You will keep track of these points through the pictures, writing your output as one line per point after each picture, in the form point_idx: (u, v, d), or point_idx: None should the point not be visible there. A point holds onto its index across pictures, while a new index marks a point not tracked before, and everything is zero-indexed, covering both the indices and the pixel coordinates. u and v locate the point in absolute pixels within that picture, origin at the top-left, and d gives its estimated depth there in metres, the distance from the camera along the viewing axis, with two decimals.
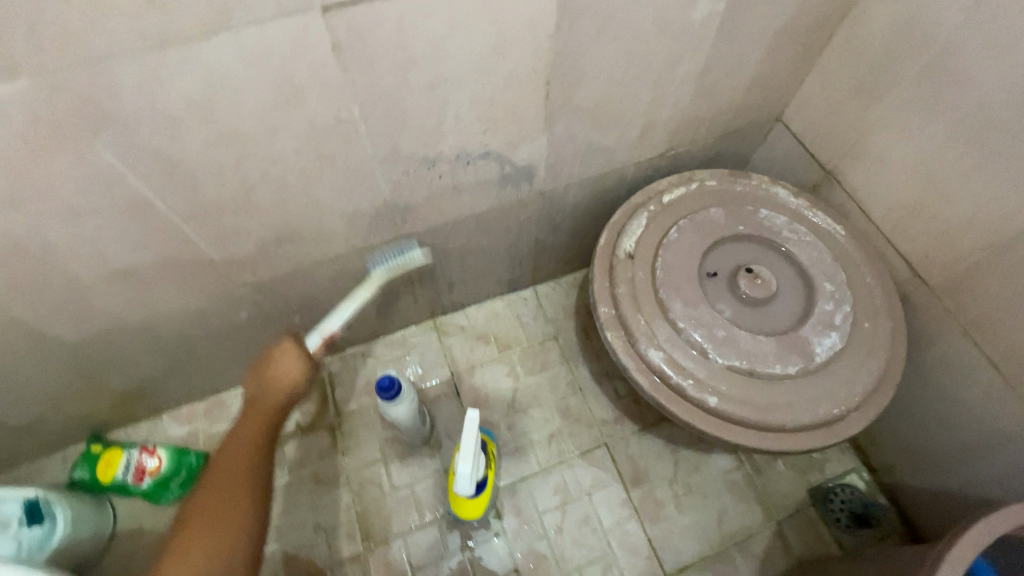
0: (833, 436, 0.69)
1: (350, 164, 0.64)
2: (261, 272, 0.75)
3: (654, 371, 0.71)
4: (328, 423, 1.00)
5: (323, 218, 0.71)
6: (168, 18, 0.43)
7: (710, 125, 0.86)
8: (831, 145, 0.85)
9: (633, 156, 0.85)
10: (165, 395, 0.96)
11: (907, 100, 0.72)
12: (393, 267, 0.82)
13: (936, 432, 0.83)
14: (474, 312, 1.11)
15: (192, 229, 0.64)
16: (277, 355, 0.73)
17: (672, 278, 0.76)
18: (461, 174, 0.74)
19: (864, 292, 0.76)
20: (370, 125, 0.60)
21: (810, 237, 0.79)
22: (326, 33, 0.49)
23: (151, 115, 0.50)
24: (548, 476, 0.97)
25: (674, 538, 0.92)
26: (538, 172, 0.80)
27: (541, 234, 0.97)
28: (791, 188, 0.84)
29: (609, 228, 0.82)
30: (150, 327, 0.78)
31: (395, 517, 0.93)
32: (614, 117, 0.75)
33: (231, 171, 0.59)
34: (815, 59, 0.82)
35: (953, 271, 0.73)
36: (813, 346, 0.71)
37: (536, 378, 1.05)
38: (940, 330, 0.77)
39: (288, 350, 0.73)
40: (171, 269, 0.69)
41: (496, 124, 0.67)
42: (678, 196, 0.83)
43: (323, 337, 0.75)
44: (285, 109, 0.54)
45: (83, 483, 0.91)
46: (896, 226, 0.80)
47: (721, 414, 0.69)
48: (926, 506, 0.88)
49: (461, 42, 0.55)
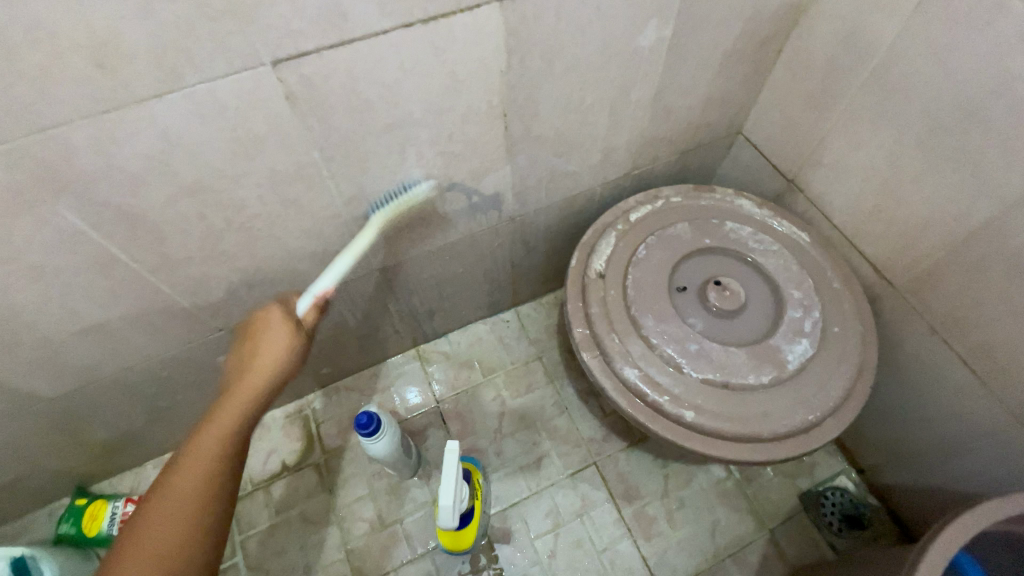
0: (811, 443, 0.70)
1: (316, 205, 0.65)
2: (235, 315, 0.76)
3: (630, 388, 0.72)
4: (315, 461, 1.00)
5: (294, 259, 0.72)
6: (121, 82, 0.45)
7: (672, 143, 0.88)
8: (790, 155, 0.88)
9: (599, 177, 0.87)
10: (148, 443, 0.95)
11: (855, 109, 0.75)
12: (392, 209, 0.70)
13: (917, 429, 0.83)
14: (457, 338, 1.12)
15: (162, 279, 0.65)
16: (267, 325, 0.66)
17: (643, 295, 0.77)
18: (428, 207, 0.75)
19: (832, 296, 0.77)
20: (333, 167, 0.62)
21: (775, 246, 0.81)
22: (279, 86, 0.51)
23: (111, 174, 0.51)
24: (539, 500, 0.96)
25: (669, 554, 0.92)
26: (506, 199, 0.81)
27: (516, 257, 0.98)
28: (755, 199, 0.86)
29: (579, 249, 0.83)
30: (127, 378, 0.78)
31: (386, 553, 0.92)
32: (575, 143, 0.77)
33: (196, 222, 0.60)
34: (767, 74, 0.85)
35: (915, 272, 0.75)
36: (785, 355, 0.72)
37: (522, 400, 1.05)
38: (909, 330, 0.78)
39: (278, 319, 0.66)
40: (143, 320, 0.69)
41: (459, 157, 0.69)
42: (645, 214, 0.84)
43: (315, 299, 0.67)
44: (245, 159, 0.56)
45: (66, 539, 0.89)
46: (857, 230, 0.82)
47: (700, 428, 0.69)
48: (915, 504, 0.88)
49: (415, 84, 0.57)
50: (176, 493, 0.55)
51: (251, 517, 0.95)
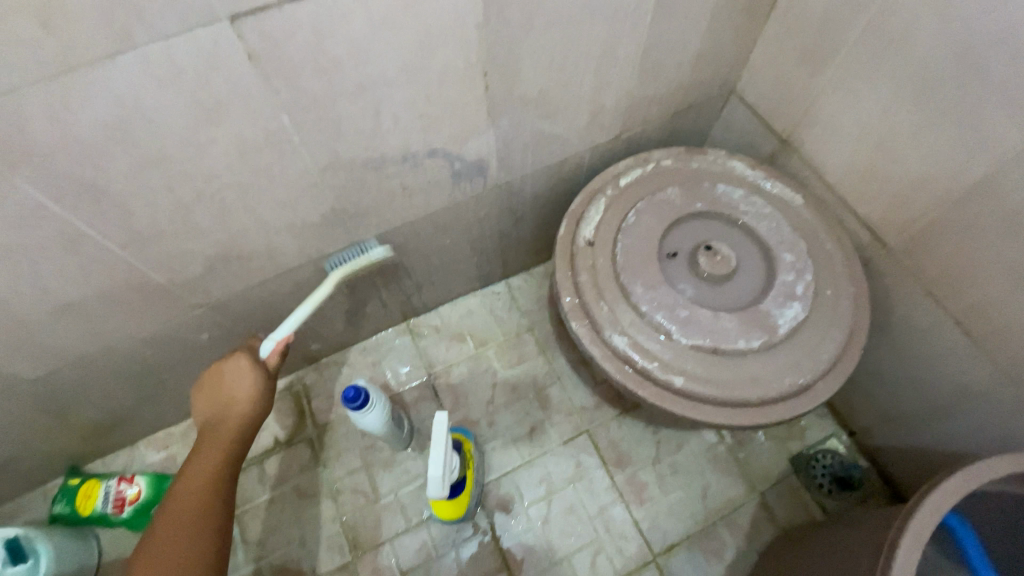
0: (802, 406, 0.69)
1: (290, 174, 0.63)
2: (215, 291, 0.74)
3: (619, 357, 0.71)
4: (308, 435, 1.00)
5: (271, 231, 0.70)
6: (68, 43, 0.42)
7: (662, 104, 0.85)
8: (784, 114, 0.85)
9: (586, 141, 0.84)
10: (138, 423, 0.95)
11: (851, 63, 0.72)
12: (350, 266, 0.79)
13: (907, 390, 0.83)
14: (448, 311, 1.11)
15: (134, 254, 0.63)
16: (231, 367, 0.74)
17: (632, 262, 0.75)
18: (409, 175, 0.72)
19: (824, 259, 0.76)
20: (304, 133, 0.59)
21: (768, 208, 0.79)
22: (240, 45, 0.48)
23: (68, 144, 0.48)
24: (532, 468, 0.97)
25: (661, 518, 0.93)
26: (490, 166, 0.79)
27: (504, 227, 0.96)
28: (747, 161, 0.84)
29: (568, 217, 0.81)
30: (110, 358, 0.76)
31: (382, 524, 0.93)
32: (560, 104, 0.74)
33: (164, 194, 0.58)
34: (760, 29, 0.81)
35: (910, 231, 0.73)
36: (776, 319, 0.71)
37: (513, 371, 1.05)
38: (903, 290, 0.77)
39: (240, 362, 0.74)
40: (119, 298, 0.67)
41: (438, 121, 0.66)
42: (635, 178, 0.82)
43: (277, 344, 0.74)
44: (210, 125, 0.53)
45: (62, 518, 0.90)
46: (852, 191, 0.79)
47: (689, 393, 0.69)
48: (905, 464, 0.88)
49: (386, 42, 0.54)
50: (173, 519, 0.63)
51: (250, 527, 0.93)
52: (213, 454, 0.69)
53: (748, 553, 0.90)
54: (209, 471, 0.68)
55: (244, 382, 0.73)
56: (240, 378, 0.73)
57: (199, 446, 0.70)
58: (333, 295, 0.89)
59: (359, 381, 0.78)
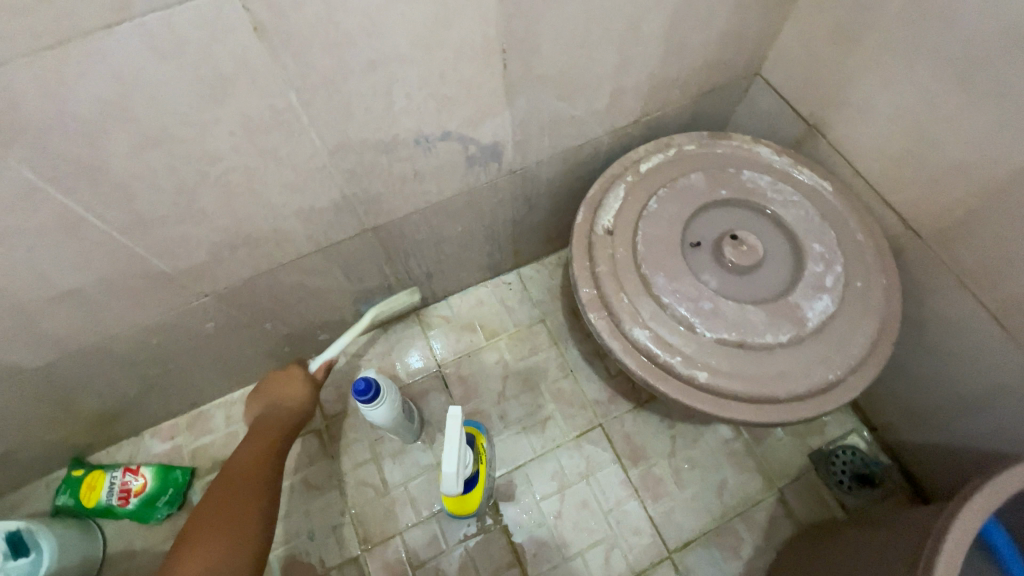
0: (830, 403, 0.66)
1: (297, 157, 0.60)
2: (219, 279, 0.72)
3: (640, 350, 0.68)
4: (316, 427, 0.98)
5: (277, 217, 0.67)
6: (59, 11, 0.39)
7: (684, 86, 0.81)
8: (812, 97, 0.81)
9: (605, 125, 0.80)
10: (143, 413, 0.93)
11: (888, 42, 0.68)
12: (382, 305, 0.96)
13: (935, 387, 0.80)
14: (458, 301, 1.08)
15: (135, 241, 0.60)
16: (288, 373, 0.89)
17: (653, 252, 0.72)
18: (421, 159, 0.69)
19: (854, 249, 0.72)
20: (312, 113, 0.56)
21: (796, 196, 0.75)
22: (244, 16, 0.44)
23: (62, 122, 0.45)
24: (544, 462, 0.95)
25: (676, 514, 0.91)
26: (505, 150, 0.75)
27: (518, 215, 0.93)
28: (774, 146, 0.80)
29: (586, 205, 0.78)
30: (112, 348, 0.74)
31: (392, 517, 0.91)
32: (580, 85, 0.70)
33: (166, 176, 0.55)
34: (790, 6, 0.77)
35: (946, 221, 0.70)
36: (805, 312, 0.68)
37: (525, 363, 1.02)
38: (936, 283, 0.74)
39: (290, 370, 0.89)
40: (121, 286, 0.65)
41: (452, 102, 0.63)
42: (656, 164, 0.79)
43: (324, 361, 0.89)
44: (213, 103, 0.50)
45: (67, 510, 0.89)
46: (884, 178, 0.76)
47: (713, 389, 0.66)
48: (929, 462, 0.86)
49: (400, 14, 0.50)
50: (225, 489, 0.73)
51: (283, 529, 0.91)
52: (265, 440, 0.81)
53: (766, 550, 0.88)
54: (262, 450, 0.79)
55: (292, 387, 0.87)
56: (288, 386, 0.87)
57: (252, 436, 0.82)
58: (341, 284, 0.86)
59: (369, 373, 0.76)
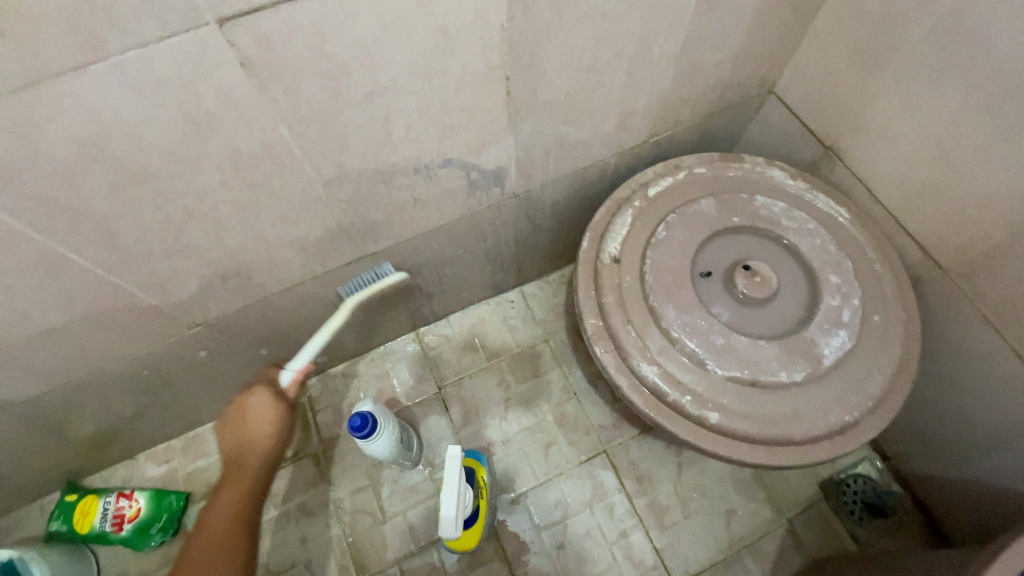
0: (846, 446, 0.63)
1: (290, 189, 0.57)
2: (211, 309, 0.69)
3: (648, 388, 0.65)
4: (312, 450, 0.96)
5: (272, 247, 0.64)
6: (27, 51, 0.36)
7: (696, 106, 0.78)
8: (829, 118, 0.78)
9: (613, 146, 0.77)
10: (137, 436, 0.91)
11: (911, 66, 0.64)
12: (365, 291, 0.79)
13: (953, 421, 0.77)
14: (458, 320, 1.05)
15: (121, 276, 0.57)
16: (251, 405, 0.77)
17: (663, 283, 0.69)
18: (421, 186, 0.66)
19: (873, 281, 0.69)
20: (305, 145, 0.53)
21: (811, 223, 0.72)
22: (229, 51, 0.42)
23: (37, 164, 0.43)
24: (547, 489, 0.93)
25: (681, 545, 0.88)
26: (508, 174, 0.72)
27: (521, 236, 0.90)
28: (788, 169, 0.77)
29: (591, 230, 0.75)
30: (102, 378, 0.72)
31: (390, 546, 0.89)
32: (587, 108, 0.67)
33: (151, 212, 0.52)
34: (808, 23, 0.73)
35: (969, 255, 0.67)
36: (820, 349, 0.65)
37: (527, 385, 1.00)
38: (956, 317, 0.71)
39: (258, 399, 0.77)
40: (109, 319, 0.62)
41: (453, 129, 0.60)
42: (665, 187, 0.76)
43: (295, 374, 0.77)
44: (199, 139, 0.47)
45: (59, 536, 0.87)
46: (904, 205, 0.73)
47: (724, 430, 0.63)
48: (944, 496, 0.83)
49: (398, 45, 0.47)
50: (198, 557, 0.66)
51: (278, 556, 0.89)
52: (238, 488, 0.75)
53: None
54: (238, 500, 0.74)
55: (263, 416, 0.77)
56: (257, 413, 0.77)
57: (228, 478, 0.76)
58: (339, 308, 0.83)
59: (365, 406, 0.74)
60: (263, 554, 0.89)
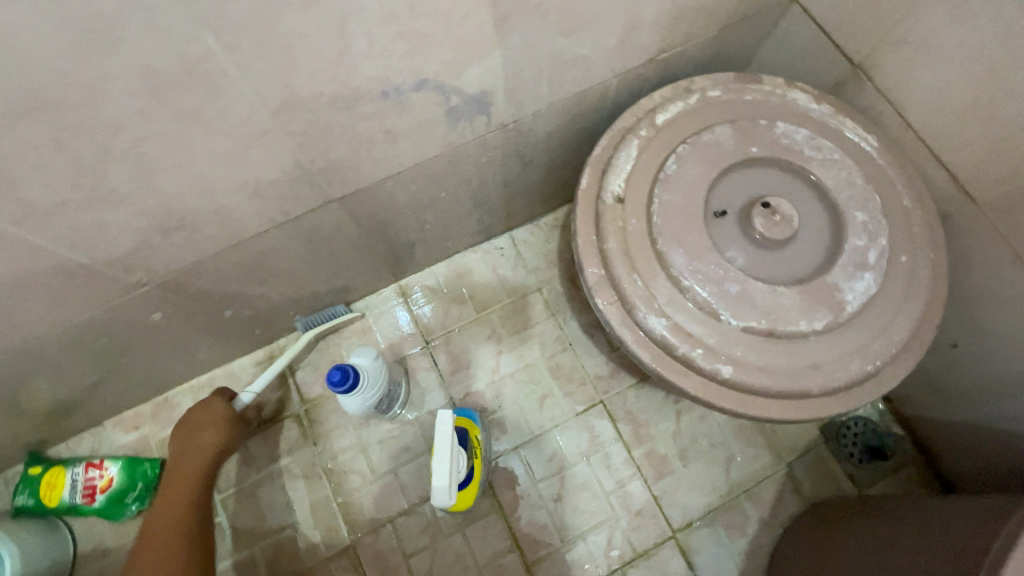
0: (864, 397, 0.59)
1: (231, 122, 0.47)
2: (156, 267, 0.60)
3: (656, 341, 0.60)
4: (293, 411, 0.91)
5: (218, 193, 0.54)
6: None
7: (711, 16, 0.67)
8: (861, 32, 0.68)
9: (615, 66, 0.67)
10: (101, 405, 0.84)
11: None
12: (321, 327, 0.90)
13: (970, 364, 0.74)
14: (444, 269, 0.97)
15: (35, 234, 0.48)
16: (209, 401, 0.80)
17: (673, 224, 0.61)
18: (392, 116, 0.56)
19: (901, 218, 0.62)
20: (241, 62, 0.42)
21: (837, 153, 0.64)
22: None
23: None
24: (543, 442, 0.89)
25: (680, 493, 0.87)
26: (495, 101, 0.62)
27: (510, 175, 0.81)
28: (811, 91, 0.68)
29: (591, 166, 0.66)
30: (42, 349, 0.64)
31: (380, 506, 0.86)
32: (587, 17, 0.56)
33: (56, 153, 0.42)
34: None
35: (1010, 186, 0.60)
36: (843, 294, 0.59)
37: (520, 337, 0.94)
38: (987, 254, 0.65)
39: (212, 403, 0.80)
40: (31, 284, 0.54)
41: (426, 43, 0.49)
42: (675, 114, 0.66)
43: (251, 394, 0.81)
44: (97, 56, 0.37)
45: (28, 510, 0.82)
46: (939, 131, 0.65)
47: (736, 384, 0.58)
48: (948, 436, 0.82)
49: None
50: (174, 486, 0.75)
51: (264, 518, 0.86)
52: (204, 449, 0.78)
53: (772, 527, 0.86)
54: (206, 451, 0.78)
55: (195, 456, 0.77)
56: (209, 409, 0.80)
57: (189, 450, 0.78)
58: (310, 260, 0.75)
59: (361, 361, 0.75)
60: (249, 516, 0.86)
